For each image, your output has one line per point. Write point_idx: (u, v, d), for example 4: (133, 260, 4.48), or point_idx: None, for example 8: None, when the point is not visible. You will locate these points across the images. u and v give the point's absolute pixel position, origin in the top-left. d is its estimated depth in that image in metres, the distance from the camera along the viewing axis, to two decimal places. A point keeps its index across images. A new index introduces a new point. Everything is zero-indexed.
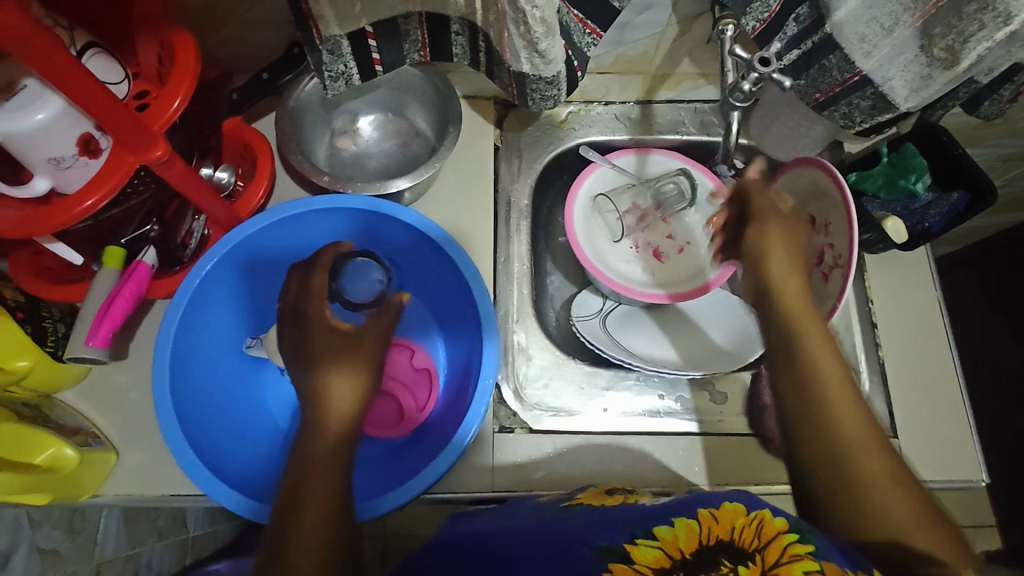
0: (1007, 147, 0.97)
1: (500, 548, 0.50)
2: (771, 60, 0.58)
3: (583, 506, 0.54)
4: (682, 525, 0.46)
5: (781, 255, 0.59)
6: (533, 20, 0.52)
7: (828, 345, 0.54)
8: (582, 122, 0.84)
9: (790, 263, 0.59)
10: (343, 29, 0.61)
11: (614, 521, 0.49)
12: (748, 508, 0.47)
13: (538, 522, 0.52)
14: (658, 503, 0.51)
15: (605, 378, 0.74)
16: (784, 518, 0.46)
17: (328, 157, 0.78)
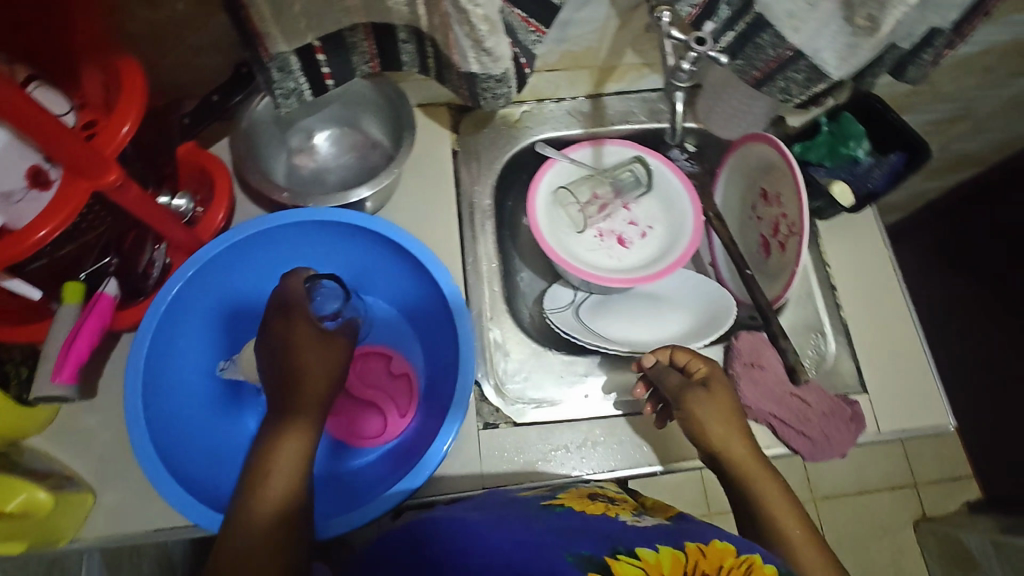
0: (938, 112, 1.02)
1: (475, 540, 0.49)
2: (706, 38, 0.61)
3: (564, 508, 0.56)
4: (668, 553, 0.45)
5: (711, 414, 0.64)
6: (477, 18, 0.53)
7: (785, 508, 0.60)
8: (535, 120, 0.86)
9: (728, 430, 0.64)
10: (290, 45, 0.61)
11: (598, 531, 0.49)
12: (738, 549, 0.48)
13: (515, 515, 0.54)
14: (637, 521, 0.53)
15: (582, 365, 0.76)
16: (772, 566, 0.46)
17: (287, 174, 0.78)
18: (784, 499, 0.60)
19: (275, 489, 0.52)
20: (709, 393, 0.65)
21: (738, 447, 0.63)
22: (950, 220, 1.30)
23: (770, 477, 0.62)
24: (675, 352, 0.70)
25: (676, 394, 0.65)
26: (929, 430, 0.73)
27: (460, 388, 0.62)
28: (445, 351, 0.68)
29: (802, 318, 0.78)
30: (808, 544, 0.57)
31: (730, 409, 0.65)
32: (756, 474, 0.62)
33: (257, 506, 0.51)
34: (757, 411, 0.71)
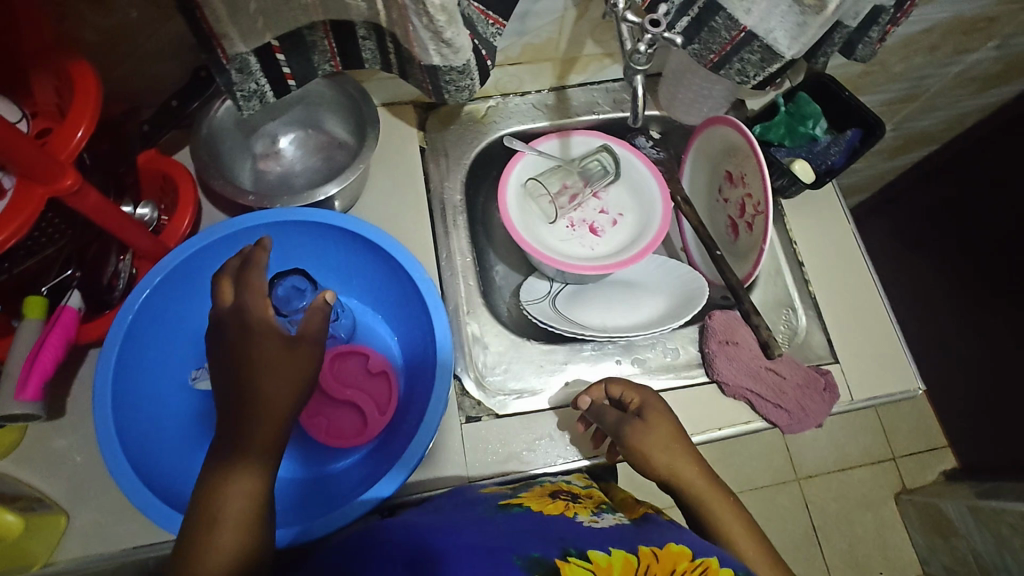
0: (890, 92, 1.06)
1: (436, 537, 0.49)
2: (659, 21, 0.63)
3: (520, 508, 0.56)
4: (619, 556, 0.47)
5: (654, 442, 0.62)
6: (434, 9, 0.53)
7: (742, 528, 0.60)
8: (500, 115, 0.87)
9: (677, 453, 0.62)
10: (248, 45, 0.61)
11: (549, 534, 0.49)
12: (694, 552, 0.50)
13: (473, 518, 0.54)
14: (593, 522, 0.54)
15: (562, 353, 0.76)
16: (728, 568, 0.49)
17: (252, 179, 0.76)
18: (737, 519, 0.60)
19: (244, 486, 0.49)
20: (647, 421, 0.63)
21: (688, 472, 0.61)
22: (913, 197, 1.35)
23: (722, 497, 0.61)
24: (609, 384, 0.67)
25: (615, 429, 0.63)
26: (899, 395, 0.75)
27: (440, 378, 0.62)
28: (423, 346, 0.68)
29: (772, 295, 0.80)
30: (762, 559, 0.58)
31: (674, 432, 0.63)
32: (708, 496, 0.61)
33: (223, 503, 0.48)
34: (735, 387, 0.72)
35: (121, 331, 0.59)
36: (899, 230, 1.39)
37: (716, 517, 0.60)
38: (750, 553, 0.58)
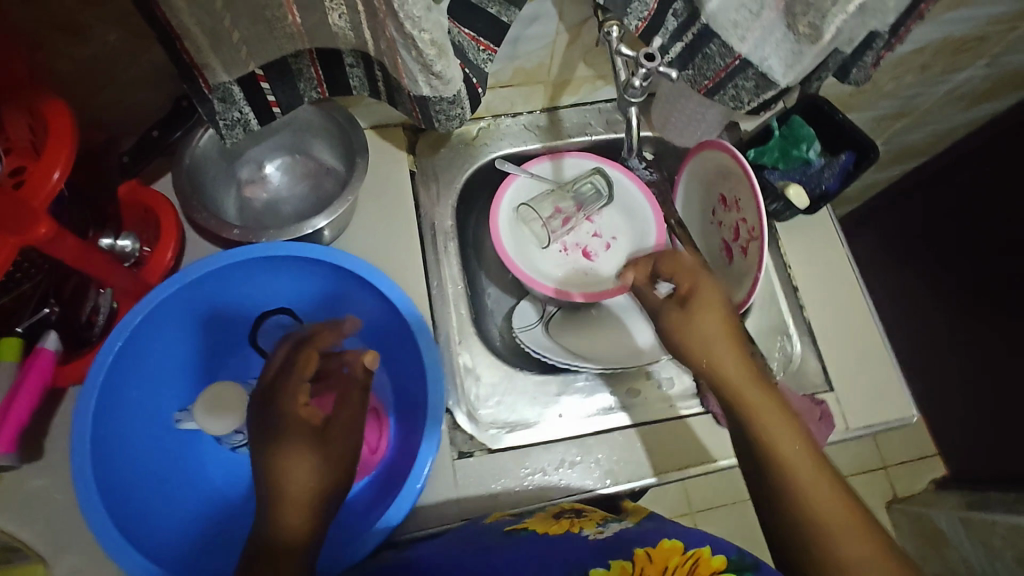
0: (882, 109, 1.06)
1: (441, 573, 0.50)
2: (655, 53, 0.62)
3: (525, 530, 0.56)
4: (617, 567, 0.48)
5: (698, 320, 0.62)
6: (424, 44, 0.52)
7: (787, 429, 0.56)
8: (492, 137, 0.85)
9: (725, 344, 0.61)
10: (230, 75, 0.59)
11: (549, 558, 0.50)
12: (687, 544, 0.51)
13: (478, 547, 0.54)
14: (596, 533, 0.54)
15: (555, 384, 0.75)
16: (723, 555, 0.50)
17: (237, 208, 0.74)
18: (781, 417, 0.56)
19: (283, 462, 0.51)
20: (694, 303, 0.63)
21: (728, 361, 0.60)
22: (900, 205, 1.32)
23: (767, 392, 0.58)
24: (671, 256, 0.67)
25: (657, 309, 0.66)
26: (894, 422, 0.74)
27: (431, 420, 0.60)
28: (413, 382, 0.66)
29: (767, 322, 0.80)
30: (806, 458, 0.54)
31: (723, 318, 0.62)
32: (748, 387, 0.58)
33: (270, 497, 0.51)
34: None
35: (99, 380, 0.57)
36: (888, 243, 1.38)
37: (756, 411, 0.57)
38: (792, 448, 0.54)
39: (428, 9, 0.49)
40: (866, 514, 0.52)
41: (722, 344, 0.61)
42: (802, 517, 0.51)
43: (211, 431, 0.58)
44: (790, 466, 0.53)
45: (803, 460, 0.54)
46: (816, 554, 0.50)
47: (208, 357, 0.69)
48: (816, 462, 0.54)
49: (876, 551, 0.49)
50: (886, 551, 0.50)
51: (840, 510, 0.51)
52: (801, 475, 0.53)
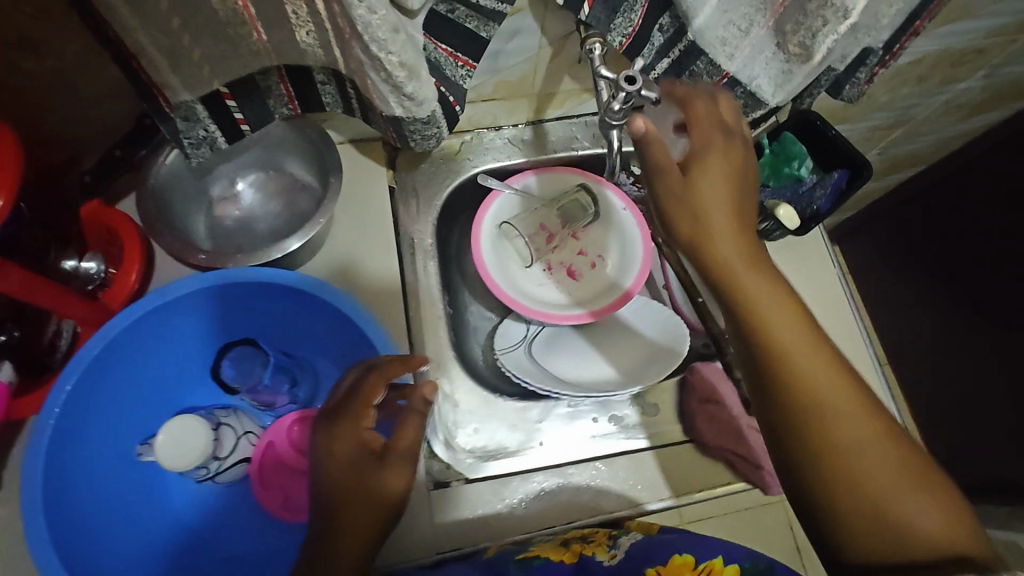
0: (877, 119, 1.04)
1: None
2: (636, 78, 0.59)
3: (540, 561, 0.58)
4: None
5: (707, 182, 0.52)
6: (391, 66, 0.49)
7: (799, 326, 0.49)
8: (475, 151, 0.83)
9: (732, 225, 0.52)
10: (193, 94, 0.56)
11: None
12: (698, 557, 0.56)
13: None
14: (614, 559, 0.58)
15: (536, 410, 0.73)
16: (734, 564, 0.55)
17: (208, 228, 0.71)
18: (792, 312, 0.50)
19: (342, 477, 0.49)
20: (711, 154, 0.53)
21: (723, 246, 0.51)
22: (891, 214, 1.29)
23: (766, 281, 0.50)
24: (691, 105, 0.56)
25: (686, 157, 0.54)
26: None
27: None
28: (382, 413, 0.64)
29: None
30: (813, 359, 0.48)
31: (729, 180, 0.52)
32: (749, 283, 0.50)
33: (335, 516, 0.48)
34: (716, 447, 0.71)
35: (50, 421, 0.54)
36: None
37: (752, 301, 0.49)
38: (796, 350, 0.48)
39: (393, 30, 0.46)
40: (872, 401, 0.49)
41: (721, 215, 0.51)
42: (811, 425, 0.48)
43: (173, 467, 0.55)
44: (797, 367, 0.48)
45: (809, 360, 0.48)
46: (822, 459, 0.47)
47: (171, 386, 0.66)
48: (824, 358, 0.49)
49: (882, 442, 0.47)
50: (893, 441, 0.48)
51: (852, 405, 0.48)
52: (809, 383, 0.48)
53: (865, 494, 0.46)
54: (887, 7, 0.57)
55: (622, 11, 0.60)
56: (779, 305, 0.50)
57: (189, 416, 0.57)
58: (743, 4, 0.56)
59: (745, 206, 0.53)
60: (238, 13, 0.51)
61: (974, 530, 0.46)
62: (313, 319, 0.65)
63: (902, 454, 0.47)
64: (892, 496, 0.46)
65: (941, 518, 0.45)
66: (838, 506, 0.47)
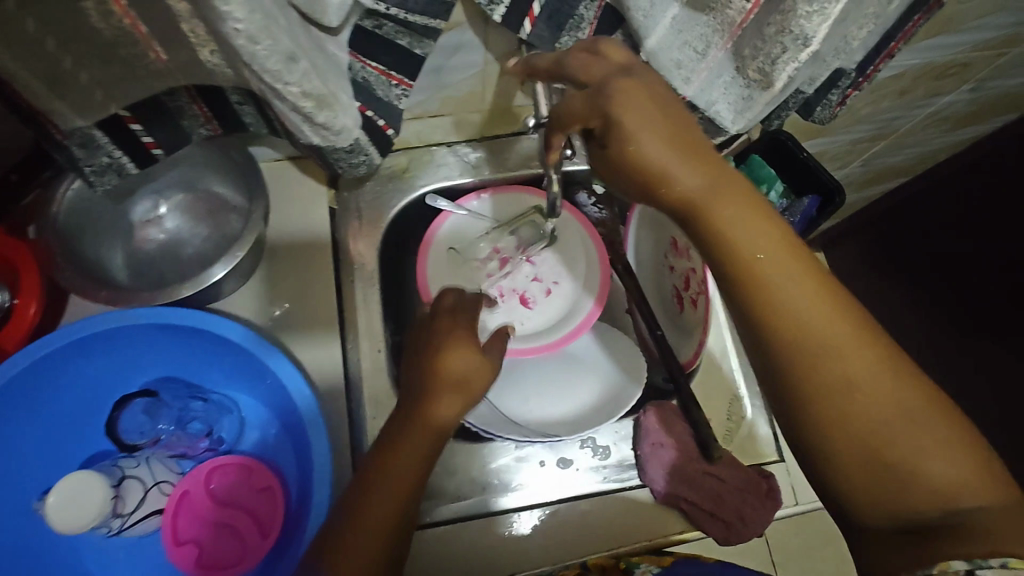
0: (862, 131, 0.92)
1: None
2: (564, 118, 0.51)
3: None
4: None
5: (648, 122, 0.41)
6: (295, 97, 0.44)
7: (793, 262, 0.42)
8: (425, 168, 0.77)
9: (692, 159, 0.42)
10: (87, 119, 0.50)
11: None
12: None
13: None
14: None
15: (478, 454, 0.69)
16: None
17: (128, 255, 0.66)
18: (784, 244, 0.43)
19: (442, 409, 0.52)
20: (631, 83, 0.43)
21: (690, 181, 0.42)
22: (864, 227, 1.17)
23: (751, 210, 0.42)
24: (602, 48, 0.46)
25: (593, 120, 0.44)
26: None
27: (315, 499, 0.56)
28: (302, 457, 0.61)
29: (713, 386, 0.74)
30: (808, 296, 0.42)
31: (657, 106, 0.42)
32: (735, 222, 0.42)
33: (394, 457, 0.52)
34: (670, 494, 0.67)
35: None
36: None
37: (738, 242, 0.42)
38: (789, 288, 0.42)
39: (290, 59, 0.41)
40: (874, 328, 0.44)
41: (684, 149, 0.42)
42: (813, 371, 0.42)
43: (64, 529, 0.51)
44: (792, 313, 0.42)
45: (804, 295, 0.42)
46: (826, 407, 0.43)
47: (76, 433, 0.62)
48: (823, 291, 0.43)
49: (892, 380, 0.43)
50: (902, 376, 0.43)
51: (856, 342, 0.42)
52: (806, 322, 0.42)
53: (872, 438, 0.42)
54: (857, 30, 0.51)
55: (568, 28, 0.55)
56: (771, 241, 0.42)
57: (85, 471, 0.52)
58: (699, 23, 0.50)
59: (701, 135, 0.43)
60: (127, 32, 0.45)
61: (988, 462, 0.43)
62: (228, 360, 0.62)
63: (912, 383, 0.43)
64: (903, 435, 0.42)
65: (952, 450, 0.42)
66: (844, 451, 0.43)
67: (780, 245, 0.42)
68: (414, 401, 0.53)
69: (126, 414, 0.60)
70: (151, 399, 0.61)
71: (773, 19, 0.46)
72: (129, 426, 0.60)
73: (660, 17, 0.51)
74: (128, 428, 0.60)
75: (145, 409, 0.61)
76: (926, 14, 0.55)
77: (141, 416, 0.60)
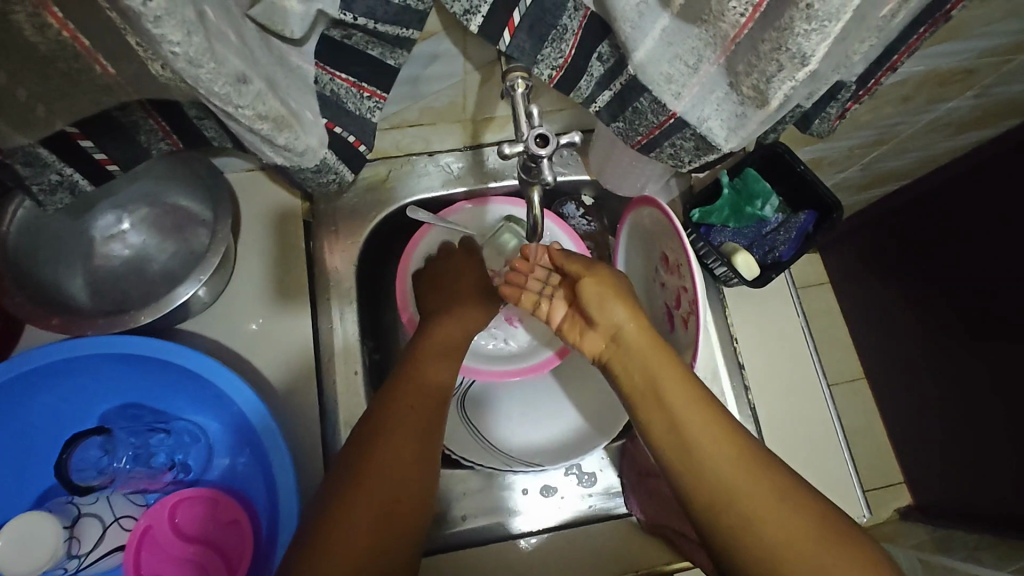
0: (859, 138, 0.81)
1: None
2: (548, 138, 0.48)
3: None
4: None
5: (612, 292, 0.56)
6: (249, 119, 0.41)
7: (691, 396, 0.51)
8: (405, 179, 0.73)
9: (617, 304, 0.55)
10: (30, 136, 0.47)
11: None
12: None
13: None
14: None
15: (461, 479, 0.68)
16: None
17: (89, 273, 0.63)
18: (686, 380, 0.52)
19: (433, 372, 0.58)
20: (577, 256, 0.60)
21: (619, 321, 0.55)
22: (858, 237, 1.02)
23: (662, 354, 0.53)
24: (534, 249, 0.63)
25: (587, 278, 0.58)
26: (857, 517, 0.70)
27: (283, 530, 0.55)
28: (270, 485, 0.59)
29: None
30: (709, 429, 0.49)
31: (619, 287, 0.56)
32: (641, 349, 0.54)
33: (385, 424, 0.53)
34: (654, 525, 0.64)
35: None
36: None
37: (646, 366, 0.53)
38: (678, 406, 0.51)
39: (240, 81, 0.38)
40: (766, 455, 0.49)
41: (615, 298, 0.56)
42: (696, 477, 0.48)
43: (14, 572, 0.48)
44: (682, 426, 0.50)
45: (701, 426, 0.49)
46: (723, 522, 0.46)
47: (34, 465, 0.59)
48: (719, 425, 0.49)
49: (791, 512, 0.45)
50: (800, 508, 0.45)
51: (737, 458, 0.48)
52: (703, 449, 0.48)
53: (754, 546, 0.45)
54: (859, 45, 0.47)
55: (550, 39, 0.51)
56: (676, 373, 0.52)
57: (38, 512, 0.49)
58: (690, 35, 0.46)
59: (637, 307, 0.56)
60: (66, 46, 0.41)
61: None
62: (192, 387, 0.59)
63: (796, 502, 0.46)
64: (787, 544, 0.44)
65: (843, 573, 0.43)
66: None
67: (682, 378, 0.52)
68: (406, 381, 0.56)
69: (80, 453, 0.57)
70: (106, 436, 0.58)
71: (767, 36, 0.42)
72: (82, 466, 0.57)
73: (648, 28, 0.47)
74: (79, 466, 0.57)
75: (100, 446, 0.58)
76: (932, 26, 0.51)
77: (98, 455, 0.57)
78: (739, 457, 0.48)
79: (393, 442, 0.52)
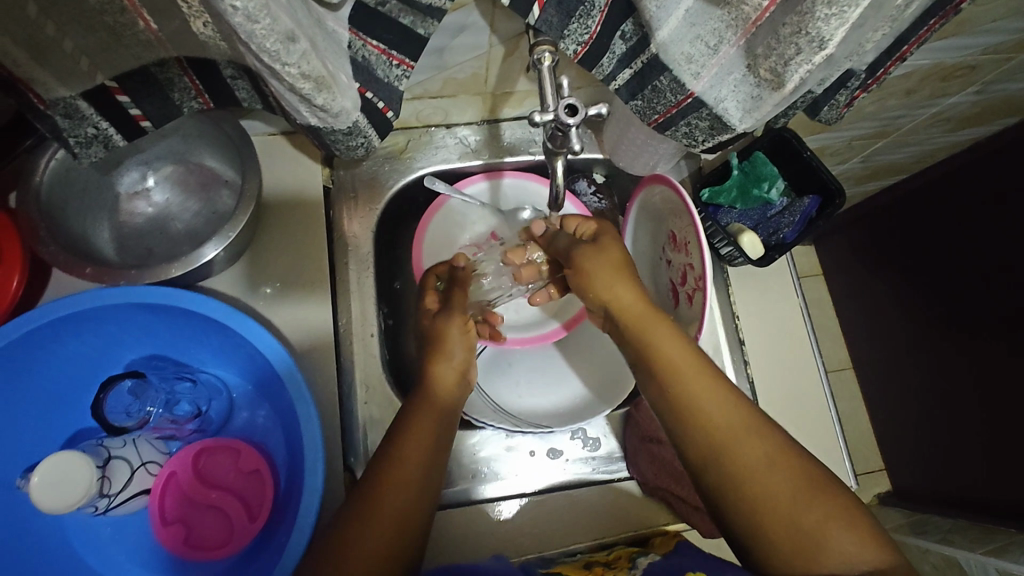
0: (860, 129, 0.84)
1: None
2: (577, 108, 0.50)
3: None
4: None
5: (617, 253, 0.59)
6: (292, 77, 0.43)
7: (694, 365, 0.52)
8: (423, 150, 0.75)
9: (612, 278, 0.57)
10: (72, 88, 0.48)
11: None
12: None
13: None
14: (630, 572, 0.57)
15: (476, 441, 0.71)
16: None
17: (114, 229, 0.65)
18: (694, 358, 0.52)
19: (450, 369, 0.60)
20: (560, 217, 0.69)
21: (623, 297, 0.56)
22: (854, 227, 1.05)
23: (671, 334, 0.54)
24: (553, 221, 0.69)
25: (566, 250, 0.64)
26: None
27: (309, 477, 0.55)
28: (289, 439, 0.61)
29: None
30: (712, 393, 0.50)
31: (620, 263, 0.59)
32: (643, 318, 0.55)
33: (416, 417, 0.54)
34: (655, 487, 0.68)
35: None
36: None
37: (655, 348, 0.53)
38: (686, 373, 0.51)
39: (288, 39, 0.40)
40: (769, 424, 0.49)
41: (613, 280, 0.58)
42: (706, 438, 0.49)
43: (47, 507, 0.49)
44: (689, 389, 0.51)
45: (721, 408, 0.50)
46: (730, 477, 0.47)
47: (60, 411, 0.61)
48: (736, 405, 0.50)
49: (790, 473, 0.47)
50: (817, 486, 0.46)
51: (745, 425, 0.49)
52: (709, 412, 0.49)
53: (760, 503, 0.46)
54: (873, 33, 0.49)
55: (578, 16, 0.53)
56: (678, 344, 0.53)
57: (67, 451, 0.51)
58: (712, 16, 0.48)
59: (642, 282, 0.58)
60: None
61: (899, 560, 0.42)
62: (216, 340, 0.62)
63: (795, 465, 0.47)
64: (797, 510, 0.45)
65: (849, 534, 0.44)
66: (755, 541, 0.46)
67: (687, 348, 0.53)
68: (431, 384, 0.58)
69: (106, 385, 0.58)
70: (138, 380, 0.59)
71: (788, 19, 0.44)
72: (116, 407, 0.57)
73: (673, 7, 0.49)
74: (111, 407, 0.58)
75: (134, 389, 0.58)
76: (941, 18, 0.54)
77: (133, 397, 0.58)
78: (743, 422, 0.49)
79: (419, 435, 0.53)
